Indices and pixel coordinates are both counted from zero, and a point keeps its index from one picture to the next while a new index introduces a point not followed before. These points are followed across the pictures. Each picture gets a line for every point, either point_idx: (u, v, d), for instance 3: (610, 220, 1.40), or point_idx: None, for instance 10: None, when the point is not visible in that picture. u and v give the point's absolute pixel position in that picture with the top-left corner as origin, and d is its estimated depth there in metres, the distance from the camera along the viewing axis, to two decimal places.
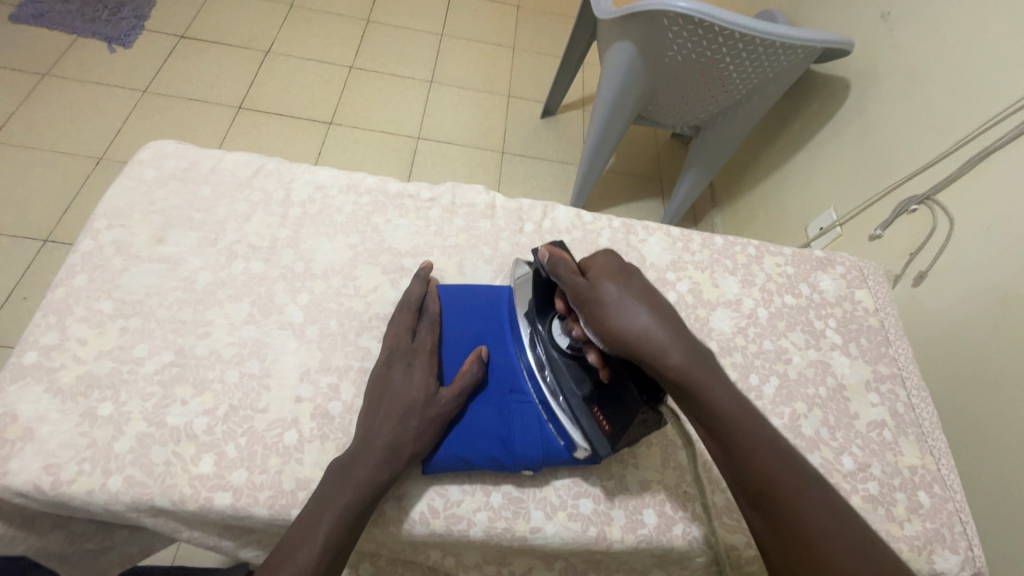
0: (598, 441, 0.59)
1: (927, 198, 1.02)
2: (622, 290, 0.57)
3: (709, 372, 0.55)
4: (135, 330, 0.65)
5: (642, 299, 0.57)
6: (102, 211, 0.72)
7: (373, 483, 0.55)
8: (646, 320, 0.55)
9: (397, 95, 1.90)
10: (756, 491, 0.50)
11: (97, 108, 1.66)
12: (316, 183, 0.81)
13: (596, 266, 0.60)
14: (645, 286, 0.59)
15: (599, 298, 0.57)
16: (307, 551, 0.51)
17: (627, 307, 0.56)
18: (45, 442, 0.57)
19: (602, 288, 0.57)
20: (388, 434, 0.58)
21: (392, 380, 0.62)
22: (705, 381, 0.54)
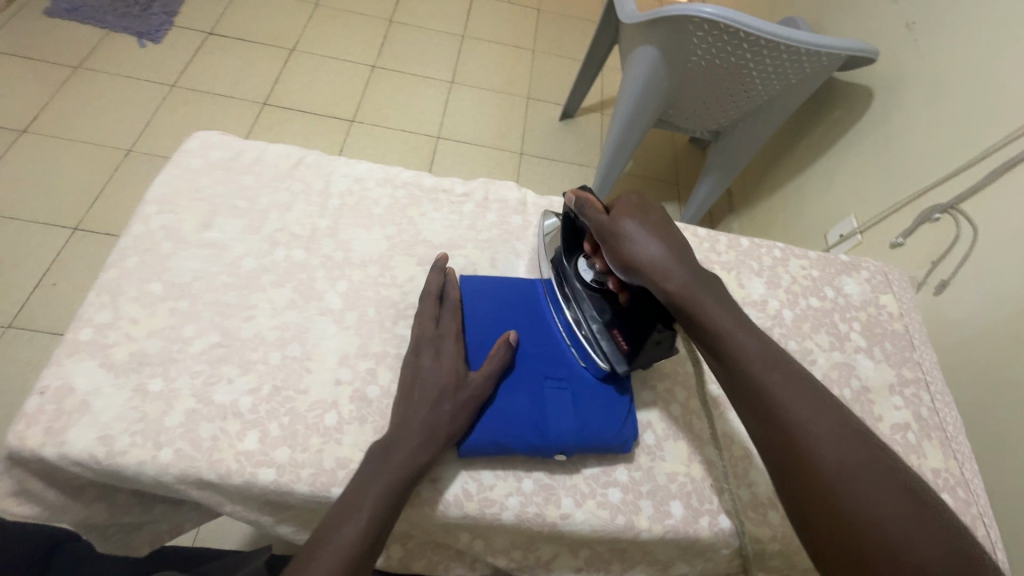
0: (617, 359, 0.65)
1: (951, 207, 1.03)
2: (639, 226, 0.64)
3: (715, 298, 0.59)
4: (184, 311, 0.67)
5: (658, 231, 0.63)
6: (152, 197, 0.75)
7: (413, 464, 0.57)
8: (659, 248, 0.62)
9: (419, 95, 1.93)
10: (765, 415, 0.52)
11: (127, 100, 1.71)
12: (354, 176, 0.83)
13: (619, 201, 0.67)
14: (664, 222, 0.66)
15: (618, 233, 0.64)
16: (350, 527, 0.52)
17: (642, 236, 0.63)
18: (100, 415, 0.59)
19: (622, 219, 0.64)
20: (426, 418, 0.60)
21: (422, 366, 0.64)
22: (712, 307, 0.58)
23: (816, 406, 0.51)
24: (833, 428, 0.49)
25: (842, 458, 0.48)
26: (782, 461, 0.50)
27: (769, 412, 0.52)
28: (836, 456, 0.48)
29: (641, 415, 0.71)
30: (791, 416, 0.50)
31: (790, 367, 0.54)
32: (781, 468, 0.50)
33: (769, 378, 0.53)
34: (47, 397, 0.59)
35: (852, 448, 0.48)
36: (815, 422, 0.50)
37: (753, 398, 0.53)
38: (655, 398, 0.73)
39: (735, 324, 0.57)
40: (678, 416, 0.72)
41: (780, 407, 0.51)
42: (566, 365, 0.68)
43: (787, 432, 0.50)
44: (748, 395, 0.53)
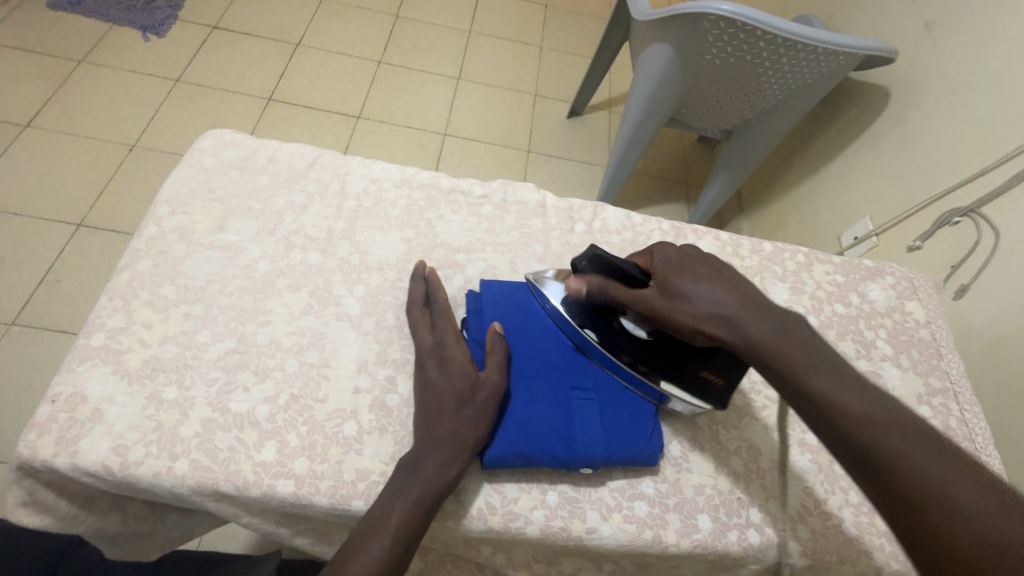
0: (719, 397, 0.64)
1: (971, 210, 1.01)
2: (698, 286, 0.56)
3: (800, 341, 0.53)
4: (198, 316, 0.65)
5: (717, 283, 0.57)
6: (164, 198, 0.73)
7: (442, 479, 0.55)
8: (728, 304, 0.55)
9: (426, 91, 1.90)
10: (881, 474, 0.44)
11: (131, 95, 1.68)
12: (371, 176, 0.81)
13: (661, 260, 0.60)
14: (717, 267, 0.59)
15: (679, 302, 0.56)
16: (378, 544, 0.51)
17: (705, 294, 0.56)
18: (114, 424, 0.57)
19: (673, 281, 0.57)
20: (451, 427, 0.58)
21: (433, 373, 0.62)
22: (795, 351, 0.52)
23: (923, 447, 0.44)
24: (949, 475, 0.42)
25: (977, 515, 0.40)
26: (906, 528, 0.42)
27: (871, 465, 0.45)
28: (967, 513, 0.40)
29: (665, 425, 0.70)
30: (900, 470, 0.43)
31: (879, 400, 0.48)
32: (915, 538, 0.42)
33: (863, 419, 0.46)
34: (59, 406, 0.58)
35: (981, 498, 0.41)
36: (926, 472, 0.43)
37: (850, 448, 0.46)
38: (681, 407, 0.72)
39: (811, 360, 0.51)
40: (704, 426, 0.70)
41: (880, 459, 0.44)
42: (589, 372, 0.66)
43: (905, 491, 0.43)
44: (842, 446, 0.47)
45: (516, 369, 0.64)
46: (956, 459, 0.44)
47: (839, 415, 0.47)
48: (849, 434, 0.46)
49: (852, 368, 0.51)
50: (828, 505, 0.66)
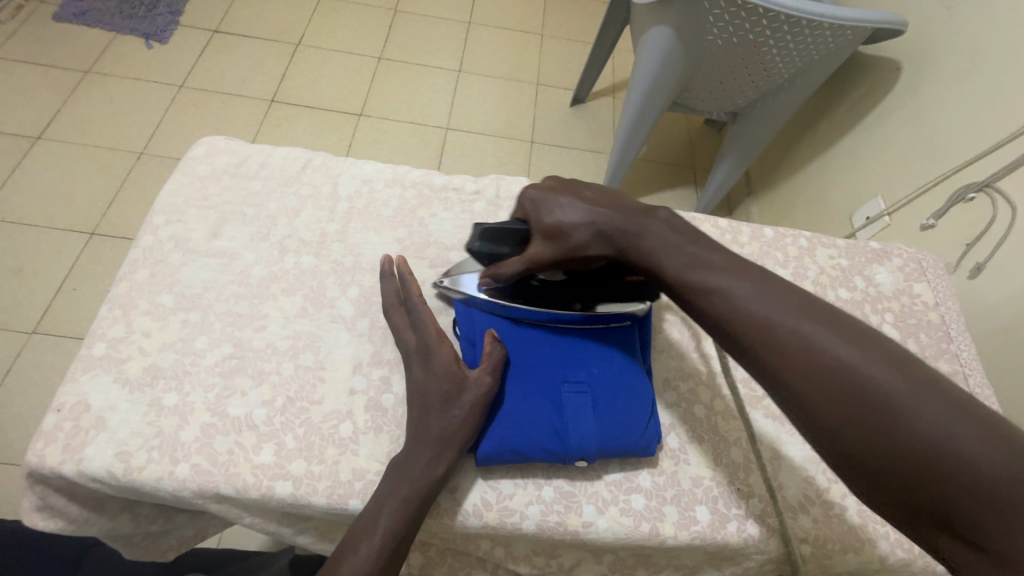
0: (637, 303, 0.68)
1: (986, 184, 0.97)
2: (567, 210, 0.58)
3: (665, 232, 0.55)
4: (196, 322, 0.67)
5: (580, 205, 0.58)
6: (160, 207, 0.74)
7: (428, 476, 0.56)
8: (596, 219, 0.57)
9: (426, 86, 1.89)
10: (770, 364, 0.44)
11: (137, 103, 1.71)
12: (363, 177, 0.81)
13: (529, 204, 0.61)
14: (578, 187, 0.61)
15: (557, 232, 0.58)
16: (368, 546, 0.52)
17: (576, 219, 0.57)
18: (117, 431, 0.59)
19: (546, 219, 0.59)
20: (438, 427, 0.58)
21: (426, 375, 0.62)
22: (664, 247, 0.54)
23: (796, 311, 0.45)
24: (820, 330, 0.44)
25: (849, 366, 0.41)
26: (810, 415, 0.42)
27: (761, 356, 0.45)
28: (839, 369, 0.41)
29: (663, 417, 0.69)
30: (776, 343, 0.44)
31: (749, 275, 0.49)
32: (815, 422, 0.42)
33: (738, 299, 0.47)
34: (64, 414, 0.59)
35: (851, 347, 0.42)
36: (800, 337, 0.43)
37: (734, 331, 0.47)
38: (678, 398, 0.71)
39: (684, 251, 0.53)
40: (702, 417, 0.70)
41: (756, 339, 0.45)
42: (585, 366, 0.64)
43: (784, 362, 0.43)
44: (725, 332, 0.47)
45: (511, 367, 0.64)
46: (828, 320, 0.44)
47: (717, 301, 0.48)
48: (740, 328, 0.46)
49: (722, 250, 0.52)
50: (830, 494, 0.65)
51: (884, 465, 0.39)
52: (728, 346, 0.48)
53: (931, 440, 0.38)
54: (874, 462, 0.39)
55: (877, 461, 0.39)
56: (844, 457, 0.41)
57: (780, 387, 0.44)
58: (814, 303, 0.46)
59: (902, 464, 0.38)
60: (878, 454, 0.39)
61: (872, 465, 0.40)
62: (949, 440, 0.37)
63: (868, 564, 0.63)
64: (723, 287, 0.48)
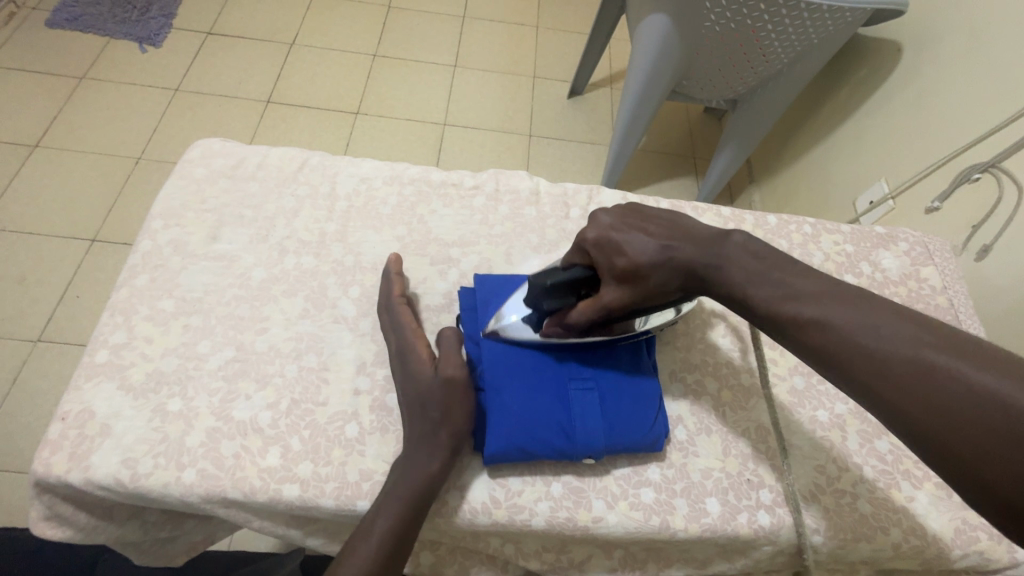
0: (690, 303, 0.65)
1: (991, 165, 0.94)
2: (638, 247, 0.56)
3: (741, 254, 0.53)
4: (197, 327, 0.66)
5: (649, 238, 0.56)
6: (157, 212, 0.74)
7: (425, 481, 0.56)
8: (672, 254, 0.55)
9: (422, 82, 1.88)
10: (875, 391, 0.41)
11: (132, 108, 1.70)
12: (360, 175, 0.80)
13: (592, 245, 0.59)
14: (639, 219, 0.58)
15: (636, 273, 0.55)
16: (363, 549, 0.53)
17: (649, 256, 0.55)
18: (122, 438, 0.59)
19: (618, 261, 0.56)
20: (438, 430, 0.58)
21: (412, 379, 0.61)
22: (739, 269, 0.52)
23: (905, 337, 0.41)
24: (936, 354, 0.39)
25: (978, 393, 0.37)
26: (931, 447, 0.38)
27: (866, 383, 0.42)
28: (965, 398, 0.37)
29: (671, 410, 0.68)
30: (887, 375, 0.41)
31: (847, 299, 0.45)
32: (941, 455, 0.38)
33: (836, 326, 0.44)
34: (69, 422, 0.59)
35: (976, 371, 0.38)
36: (914, 365, 0.40)
37: (838, 364, 0.43)
38: (685, 390, 0.70)
39: (771, 276, 0.50)
40: (710, 408, 0.69)
41: (865, 371, 0.42)
42: (589, 364, 0.64)
43: (900, 395, 0.40)
44: (827, 365, 0.44)
45: (514, 365, 0.63)
46: (939, 338, 0.40)
47: (812, 332, 0.45)
48: (833, 352, 0.43)
49: (818, 272, 0.49)
50: (842, 482, 0.65)
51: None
52: (834, 381, 0.44)
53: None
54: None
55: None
56: (991, 502, 0.36)
57: (899, 424, 0.40)
58: (926, 325, 0.41)
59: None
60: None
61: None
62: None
63: (881, 551, 0.63)
64: (817, 314, 0.45)
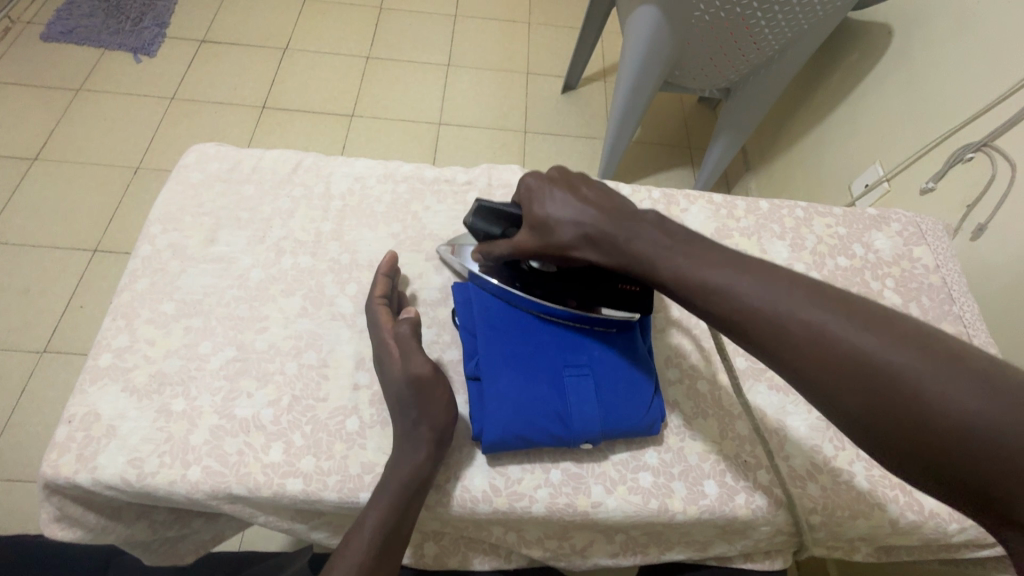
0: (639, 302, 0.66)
1: (983, 144, 0.95)
2: (561, 201, 0.59)
3: (649, 230, 0.55)
4: (198, 328, 0.67)
5: (573, 201, 0.58)
6: (156, 217, 0.75)
7: (415, 474, 0.56)
8: (585, 220, 0.57)
9: (416, 82, 1.89)
10: (782, 357, 0.44)
11: (130, 118, 1.71)
12: (354, 174, 0.81)
13: (524, 195, 0.62)
14: (576, 182, 0.61)
15: (543, 220, 0.59)
16: (359, 540, 0.54)
17: (567, 218, 0.57)
18: (128, 439, 0.60)
19: (537, 216, 0.59)
20: (430, 424, 0.59)
21: (392, 378, 0.62)
22: (652, 243, 0.54)
23: (801, 301, 0.44)
24: (832, 318, 0.42)
25: (871, 357, 0.40)
26: (833, 405, 0.42)
27: (772, 348, 0.44)
28: (858, 358, 0.40)
29: (667, 395, 0.69)
30: (790, 340, 0.43)
31: (748, 268, 0.48)
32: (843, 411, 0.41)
33: (744, 296, 0.46)
34: (75, 425, 0.60)
35: (864, 332, 0.41)
36: (814, 331, 0.42)
37: (747, 331, 0.45)
38: (680, 374, 0.71)
39: (683, 251, 0.52)
40: (706, 392, 0.70)
41: (771, 337, 0.44)
42: (583, 350, 0.65)
43: (801, 358, 0.43)
44: (737, 333, 0.46)
45: (513, 355, 0.64)
46: (833, 303, 0.43)
47: (720, 302, 0.47)
48: (741, 320, 0.46)
49: (723, 245, 0.51)
50: (838, 461, 0.66)
51: (920, 449, 0.38)
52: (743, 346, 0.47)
53: (964, 419, 0.36)
54: (913, 451, 0.38)
55: (916, 449, 0.38)
56: (884, 448, 0.40)
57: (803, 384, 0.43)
58: (821, 292, 0.44)
59: (938, 450, 0.37)
60: (915, 442, 0.38)
61: (910, 451, 0.38)
62: (982, 418, 0.36)
63: (879, 528, 0.63)
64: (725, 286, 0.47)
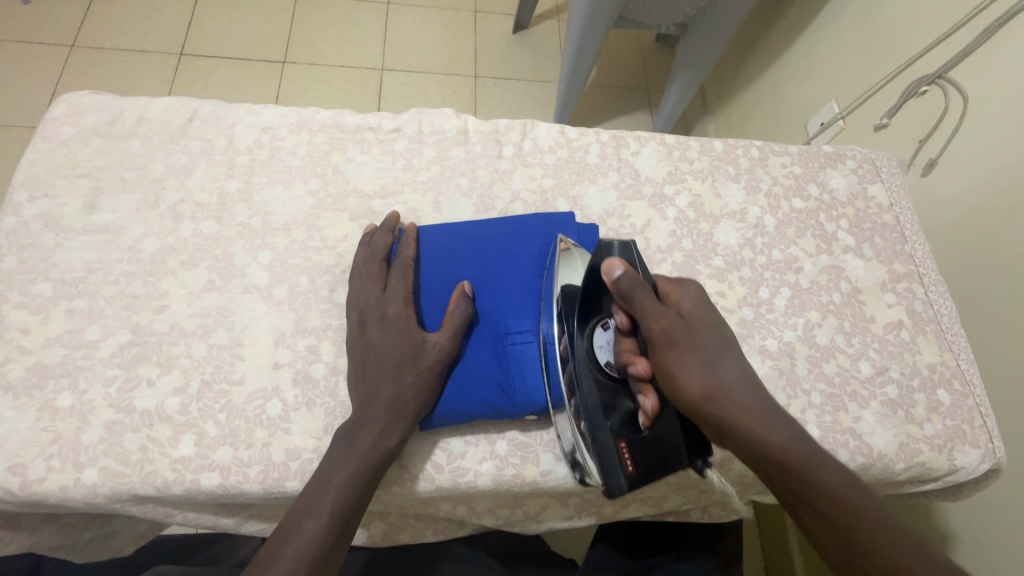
0: (614, 478, 0.50)
1: (938, 77, 0.91)
2: (713, 368, 0.47)
3: (773, 420, 0.45)
4: (83, 311, 0.58)
5: (730, 381, 0.46)
6: (21, 182, 0.64)
7: (380, 450, 0.52)
8: (746, 398, 0.46)
9: (354, 22, 1.70)
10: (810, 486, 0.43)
11: (24, 70, 1.49)
12: (262, 124, 0.71)
13: (686, 308, 0.50)
14: (733, 361, 0.48)
15: (686, 360, 0.47)
16: (314, 523, 0.48)
17: (729, 384, 0.46)
18: (6, 443, 0.52)
19: (684, 350, 0.47)
20: (383, 397, 0.54)
21: (367, 340, 0.57)
22: (761, 425, 0.44)
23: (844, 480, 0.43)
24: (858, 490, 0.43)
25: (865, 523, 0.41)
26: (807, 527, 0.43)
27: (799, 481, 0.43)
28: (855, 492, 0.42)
29: None
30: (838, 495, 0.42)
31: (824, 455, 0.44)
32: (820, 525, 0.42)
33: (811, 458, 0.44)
34: None
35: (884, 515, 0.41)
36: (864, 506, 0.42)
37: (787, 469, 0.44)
38: None
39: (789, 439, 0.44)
40: None
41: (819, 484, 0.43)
42: (529, 313, 0.60)
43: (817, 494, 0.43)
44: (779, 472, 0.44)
45: (470, 327, 0.59)
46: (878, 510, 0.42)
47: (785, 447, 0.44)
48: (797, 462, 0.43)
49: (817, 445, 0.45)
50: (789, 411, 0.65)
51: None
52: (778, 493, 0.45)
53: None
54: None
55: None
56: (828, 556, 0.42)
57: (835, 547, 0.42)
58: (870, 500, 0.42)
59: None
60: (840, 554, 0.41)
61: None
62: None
63: None
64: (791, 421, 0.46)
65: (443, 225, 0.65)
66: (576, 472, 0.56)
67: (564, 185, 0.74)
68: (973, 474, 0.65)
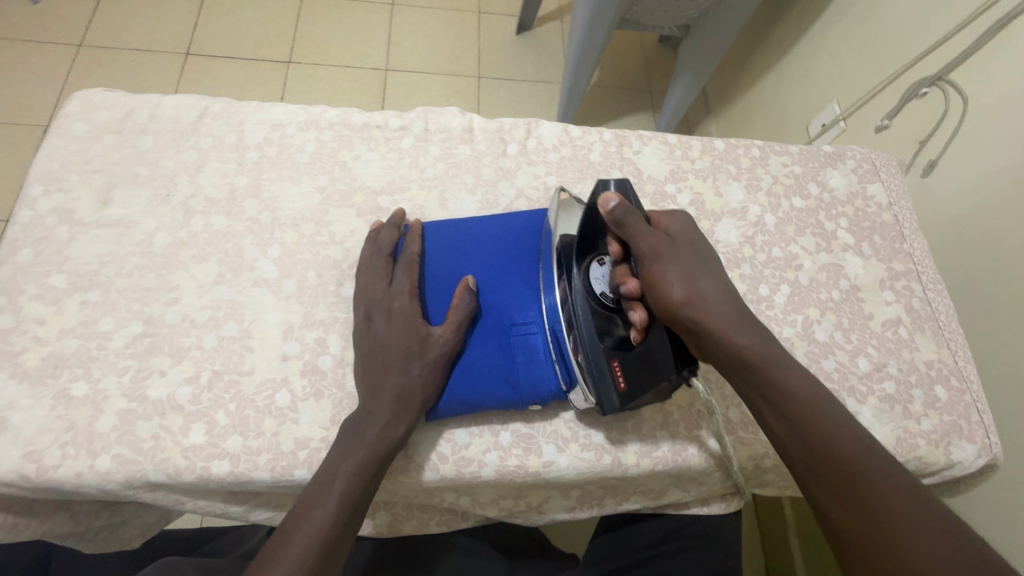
0: (607, 394, 0.54)
1: (939, 78, 0.92)
2: (693, 282, 0.51)
3: (744, 330, 0.50)
4: (97, 303, 0.60)
5: (709, 295, 0.51)
6: (36, 176, 0.65)
7: (386, 440, 0.53)
8: (721, 307, 0.51)
9: (358, 22, 1.72)
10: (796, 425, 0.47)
11: (33, 68, 1.51)
12: (272, 122, 0.72)
13: (672, 232, 0.55)
14: (713, 278, 0.53)
15: (670, 274, 0.51)
16: (322, 512, 0.49)
17: (707, 295, 0.51)
18: (22, 430, 0.53)
19: (668, 263, 0.52)
20: (390, 389, 0.55)
21: (374, 334, 0.58)
22: (734, 333, 0.50)
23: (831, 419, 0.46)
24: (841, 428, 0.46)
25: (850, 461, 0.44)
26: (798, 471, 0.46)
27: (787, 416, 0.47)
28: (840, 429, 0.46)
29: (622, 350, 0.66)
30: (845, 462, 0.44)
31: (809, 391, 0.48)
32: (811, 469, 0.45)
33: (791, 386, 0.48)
34: None
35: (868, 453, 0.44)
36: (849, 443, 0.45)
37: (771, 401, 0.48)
38: None
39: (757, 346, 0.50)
40: None
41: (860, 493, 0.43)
42: (533, 308, 0.61)
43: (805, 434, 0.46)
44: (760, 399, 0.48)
45: (474, 321, 0.60)
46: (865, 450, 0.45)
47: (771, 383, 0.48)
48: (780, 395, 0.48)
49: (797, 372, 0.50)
50: None
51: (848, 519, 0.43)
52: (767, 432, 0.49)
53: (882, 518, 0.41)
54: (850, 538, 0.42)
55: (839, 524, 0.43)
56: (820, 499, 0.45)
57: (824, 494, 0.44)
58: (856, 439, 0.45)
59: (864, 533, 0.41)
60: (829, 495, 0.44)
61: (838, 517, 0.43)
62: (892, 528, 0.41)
63: None
64: (822, 408, 0.47)
65: (448, 221, 0.67)
66: (570, 398, 0.59)
67: (567, 182, 0.75)
68: (969, 469, 0.66)
